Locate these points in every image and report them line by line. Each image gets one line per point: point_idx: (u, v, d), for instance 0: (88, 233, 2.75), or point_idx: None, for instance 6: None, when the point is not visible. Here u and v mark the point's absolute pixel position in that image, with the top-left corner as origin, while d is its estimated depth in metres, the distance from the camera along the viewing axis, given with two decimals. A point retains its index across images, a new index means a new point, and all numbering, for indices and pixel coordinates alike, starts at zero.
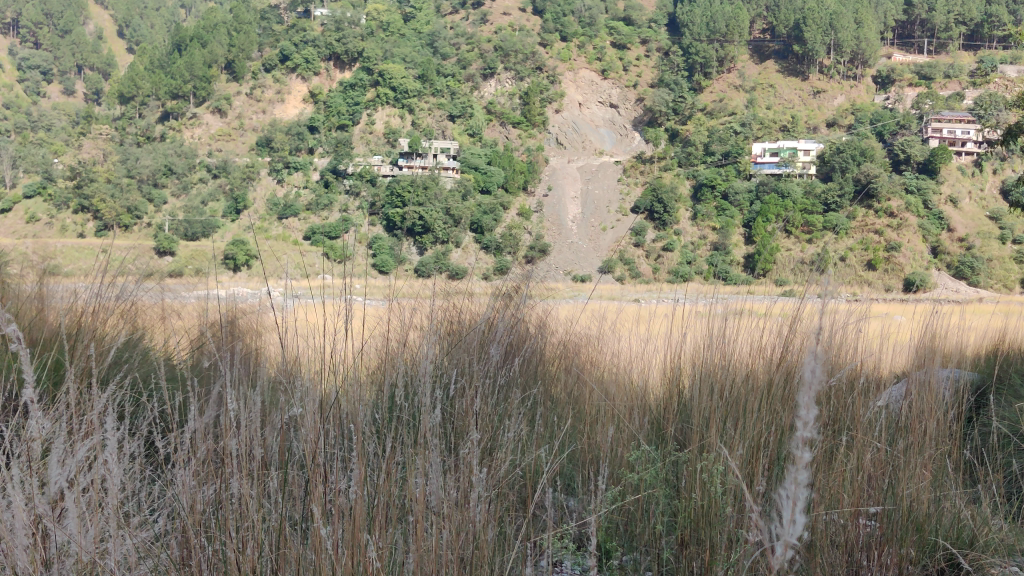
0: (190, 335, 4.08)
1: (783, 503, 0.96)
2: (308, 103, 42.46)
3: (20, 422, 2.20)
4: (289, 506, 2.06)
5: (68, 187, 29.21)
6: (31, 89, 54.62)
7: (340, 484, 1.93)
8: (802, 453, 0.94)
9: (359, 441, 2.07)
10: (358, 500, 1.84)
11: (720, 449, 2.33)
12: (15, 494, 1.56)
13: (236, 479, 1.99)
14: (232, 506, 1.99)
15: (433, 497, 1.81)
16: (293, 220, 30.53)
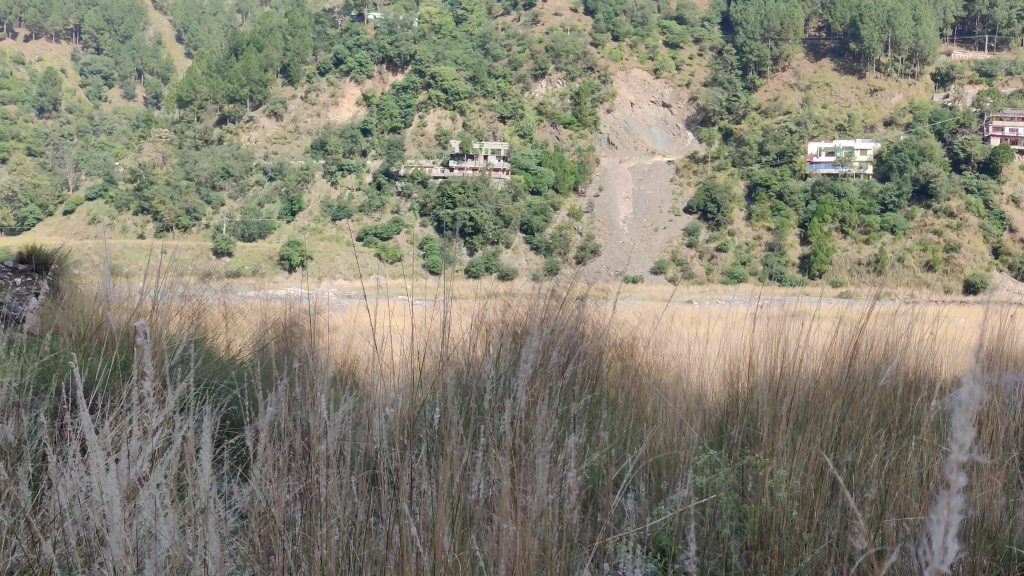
0: (250, 335, 4.16)
1: (936, 524, 1.05)
2: (361, 106, 42.86)
3: (101, 420, 2.28)
4: (364, 509, 2.09)
5: (129, 188, 30.17)
6: (93, 95, 56.53)
7: (419, 493, 1.95)
8: (958, 473, 1.01)
9: (432, 445, 2.09)
10: (434, 509, 1.86)
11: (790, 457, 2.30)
12: (114, 490, 1.62)
13: (319, 482, 2.04)
14: (313, 504, 2.03)
15: (521, 500, 1.88)
16: (347, 222, 31.11)
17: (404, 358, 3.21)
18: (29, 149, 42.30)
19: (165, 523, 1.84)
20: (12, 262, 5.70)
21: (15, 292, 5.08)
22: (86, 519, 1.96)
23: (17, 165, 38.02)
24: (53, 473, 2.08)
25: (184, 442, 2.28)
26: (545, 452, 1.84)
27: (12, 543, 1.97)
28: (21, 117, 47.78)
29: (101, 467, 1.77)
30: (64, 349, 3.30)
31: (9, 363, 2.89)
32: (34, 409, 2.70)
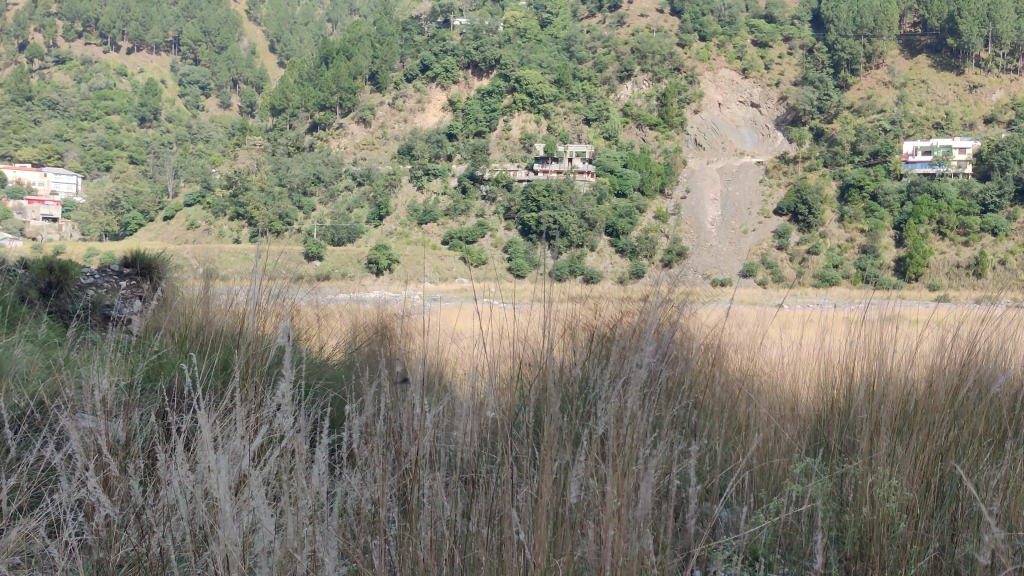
0: (344, 336, 4.26)
1: None
2: (447, 111, 43.23)
3: (208, 423, 2.37)
4: (461, 517, 2.11)
5: (225, 195, 31.29)
6: (191, 104, 58.80)
7: (521, 505, 1.95)
8: None
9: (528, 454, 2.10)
10: (533, 527, 1.88)
11: (891, 474, 2.25)
12: (223, 500, 1.68)
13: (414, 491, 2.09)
14: (414, 514, 2.06)
15: (624, 509, 1.88)
16: (432, 226, 31.60)
17: (496, 363, 3.25)
18: (132, 158, 44.22)
19: (267, 525, 1.93)
20: (118, 266, 5.98)
21: (122, 295, 5.34)
22: (195, 519, 2.05)
23: (122, 174, 39.83)
24: (166, 470, 2.19)
25: (282, 441, 2.35)
26: (643, 467, 1.83)
27: (126, 537, 2.06)
28: (124, 127, 49.89)
29: (211, 472, 1.84)
30: (167, 353, 3.45)
31: (118, 364, 3.04)
32: (142, 411, 2.83)
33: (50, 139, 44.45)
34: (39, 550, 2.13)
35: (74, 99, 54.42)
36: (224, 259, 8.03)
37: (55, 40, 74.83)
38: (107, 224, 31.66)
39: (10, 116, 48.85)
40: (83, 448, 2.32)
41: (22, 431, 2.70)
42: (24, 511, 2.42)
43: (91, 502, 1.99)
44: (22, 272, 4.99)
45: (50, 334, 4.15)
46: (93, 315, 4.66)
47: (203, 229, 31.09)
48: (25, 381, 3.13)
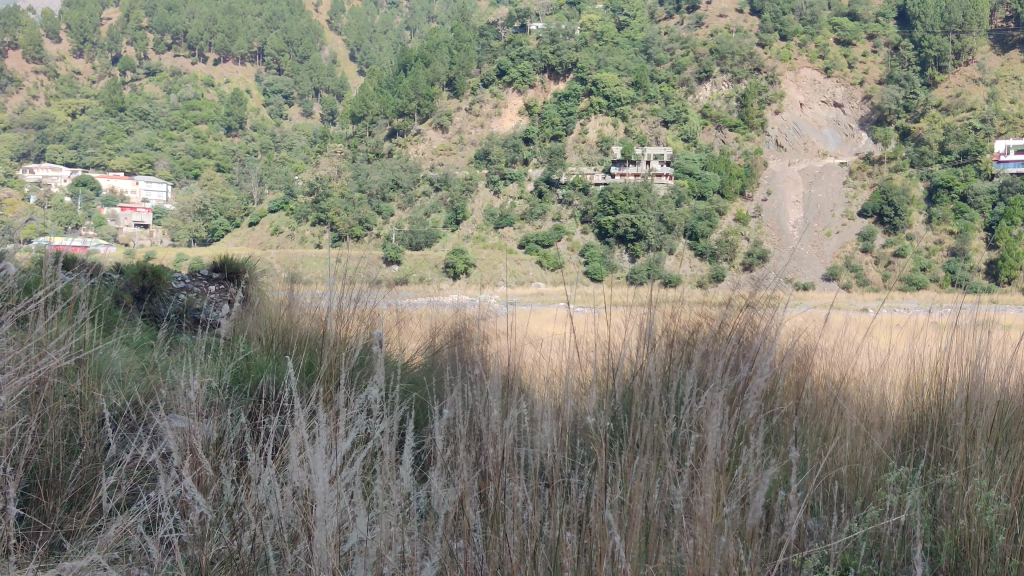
0: (423, 339, 4.31)
1: None
2: (523, 115, 43.41)
3: (296, 427, 2.43)
4: (547, 521, 2.13)
5: (308, 202, 32.11)
6: (274, 113, 60.41)
7: (608, 512, 1.97)
8: None
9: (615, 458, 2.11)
10: (621, 534, 1.89)
11: (988, 490, 2.19)
12: (320, 500, 1.73)
13: (500, 491, 2.11)
14: (501, 515, 2.08)
15: (713, 512, 1.87)
16: (509, 230, 32.24)
17: (578, 366, 3.24)
18: (219, 166, 45.64)
19: (359, 524, 1.95)
20: (207, 271, 6.21)
21: (209, 300, 5.52)
22: (287, 517, 2.09)
23: (209, 181, 41.21)
24: (257, 469, 2.24)
25: (367, 441, 2.40)
26: (733, 473, 1.81)
27: (219, 532, 2.09)
28: (212, 136, 51.49)
29: (307, 471, 1.90)
30: (254, 356, 3.55)
31: (206, 366, 3.12)
32: (232, 412, 2.92)
33: (142, 149, 46.19)
34: (138, 544, 2.19)
35: (164, 109, 56.42)
36: (312, 262, 8.25)
37: (146, 52, 77.60)
38: (196, 230, 32.83)
39: (105, 127, 50.94)
40: (177, 447, 2.39)
41: (120, 429, 2.80)
42: (123, 506, 2.51)
43: (188, 498, 2.04)
44: (118, 277, 5.22)
45: (143, 336, 4.32)
46: (184, 319, 4.85)
47: (287, 235, 32.02)
48: (122, 382, 3.25)
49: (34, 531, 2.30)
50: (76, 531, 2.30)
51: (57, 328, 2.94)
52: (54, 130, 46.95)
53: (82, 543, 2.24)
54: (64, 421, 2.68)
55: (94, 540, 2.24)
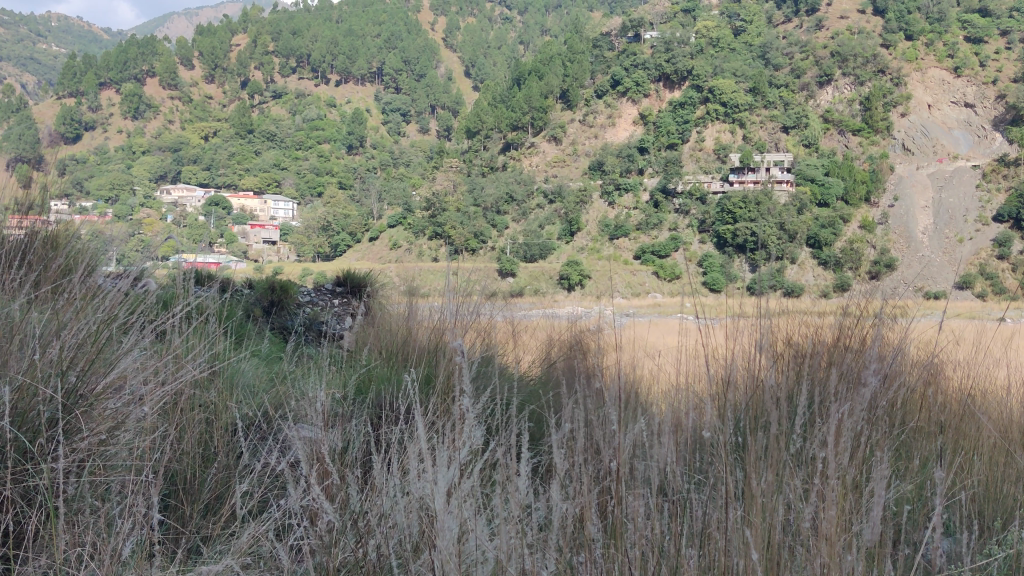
0: (539, 352, 4.34)
1: None
2: (637, 125, 43.18)
3: (408, 440, 2.49)
4: (672, 542, 2.11)
5: (425, 216, 33.06)
6: (393, 131, 62.24)
7: (742, 531, 1.94)
8: None
9: (741, 489, 2.07)
10: (750, 560, 1.87)
11: None
12: (448, 521, 1.79)
13: (620, 505, 2.12)
14: (618, 524, 2.10)
15: (841, 529, 1.82)
16: (624, 241, 32.40)
17: (697, 379, 3.20)
18: (341, 184, 47.23)
19: (481, 537, 1.97)
20: (331, 286, 6.49)
21: (334, 313, 5.79)
22: (409, 528, 2.15)
23: (332, 199, 42.72)
24: (382, 480, 2.31)
25: (477, 451, 2.44)
26: (868, 483, 1.76)
27: (345, 540, 2.15)
28: (334, 155, 53.36)
29: (431, 475, 1.94)
30: (375, 367, 3.64)
31: (332, 376, 3.23)
32: (355, 419, 3.01)
33: (269, 168, 48.21)
34: (268, 549, 2.28)
35: (290, 130, 58.75)
36: (433, 275, 8.44)
37: (272, 76, 81.02)
38: (320, 245, 34.13)
39: (236, 149, 53.39)
40: (305, 456, 2.49)
41: (252, 438, 2.93)
42: (255, 513, 2.60)
43: (316, 506, 2.11)
44: (248, 292, 5.46)
45: (271, 347, 4.55)
46: (310, 332, 5.10)
47: (405, 248, 32.94)
48: (252, 393, 3.38)
49: (174, 535, 2.40)
50: (212, 535, 2.42)
51: (192, 343, 3.07)
52: (189, 154, 49.66)
53: (218, 549, 2.33)
54: (200, 431, 2.80)
55: (228, 546, 2.32)
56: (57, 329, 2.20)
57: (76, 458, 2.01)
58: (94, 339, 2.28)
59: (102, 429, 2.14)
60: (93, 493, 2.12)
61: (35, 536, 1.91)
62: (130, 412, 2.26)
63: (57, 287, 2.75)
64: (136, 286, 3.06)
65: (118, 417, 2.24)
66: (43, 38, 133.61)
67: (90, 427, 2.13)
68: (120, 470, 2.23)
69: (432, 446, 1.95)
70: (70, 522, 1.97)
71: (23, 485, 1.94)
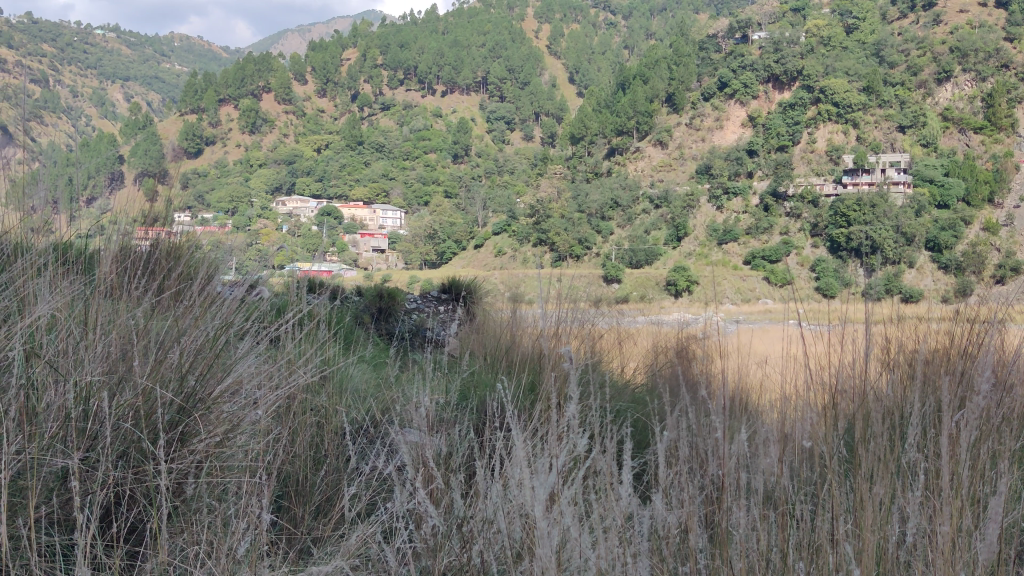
0: (645, 359, 4.29)
1: None
2: (745, 128, 42.60)
3: (502, 447, 2.51)
4: (768, 550, 2.07)
5: (530, 222, 33.47)
6: (498, 138, 63.14)
7: (856, 545, 1.87)
8: None
9: (857, 501, 2.01)
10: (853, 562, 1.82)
11: None
12: (544, 518, 1.78)
13: (721, 517, 2.08)
14: (714, 526, 2.07)
15: (957, 534, 1.74)
16: (733, 245, 31.97)
17: (806, 390, 3.11)
18: (447, 193, 48.21)
19: (583, 542, 1.98)
20: (436, 293, 6.69)
21: (439, 319, 5.92)
22: (511, 534, 2.17)
23: (438, 208, 43.70)
24: (485, 484, 2.33)
25: (575, 456, 2.43)
26: (986, 485, 1.69)
27: (449, 544, 2.18)
28: (440, 164, 54.45)
29: (530, 482, 1.94)
30: (478, 374, 3.69)
31: (435, 384, 3.28)
32: (460, 426, 3.06)
33: (379, 178, 49.56)
34: (376, 553, 2.31)
35: (398, 140, 60.25)
36: (538, 282, 8.54)
37: (381, 89, 83.50)
38: (427, 252, 34.94)
39: (347, 160, 55.14)
40: (412, 460, 2.55)
41: (359, 442, 3.01)
42: (363, 515, 2.65)
43: (421, 509, 2.15)
44: (358, 299, 5.63)
45: (377, 353, 4.69)
46: (414, 338, 5.24)
47: (510, 255, 33.54)
48: (360, 398, 3.48)
49: (288, 535, 2.48)
50: (322, 537, 2.47)
51: (304, 347, 3.18)
52: (302, 166, 51.53)
53: (328, 549, 2.40)
54: (312, 434, 2.91)
55: (338, 547, 2.38)
56: (176, 338, 2.31)
57: (194, 461, 2.11)
58: (211, 345, 2.39)
59: (221, 432, 2.23)
60: (211, 493, 2.20)
61: (157, 536, 1.99)
62: (245, 415, 2.36)
63: (177, 294, 2.90)
64: (251, 295, 3.18)
65: (234, 419, 2.34)
66: (167, 58, 140.71)
67: (207, 430, 2.21)
68: (236, 471, 2.32)
69: (532, 452, 1.96)
70: (188, 522, 2.05)
71: (147, 488, 2.03)
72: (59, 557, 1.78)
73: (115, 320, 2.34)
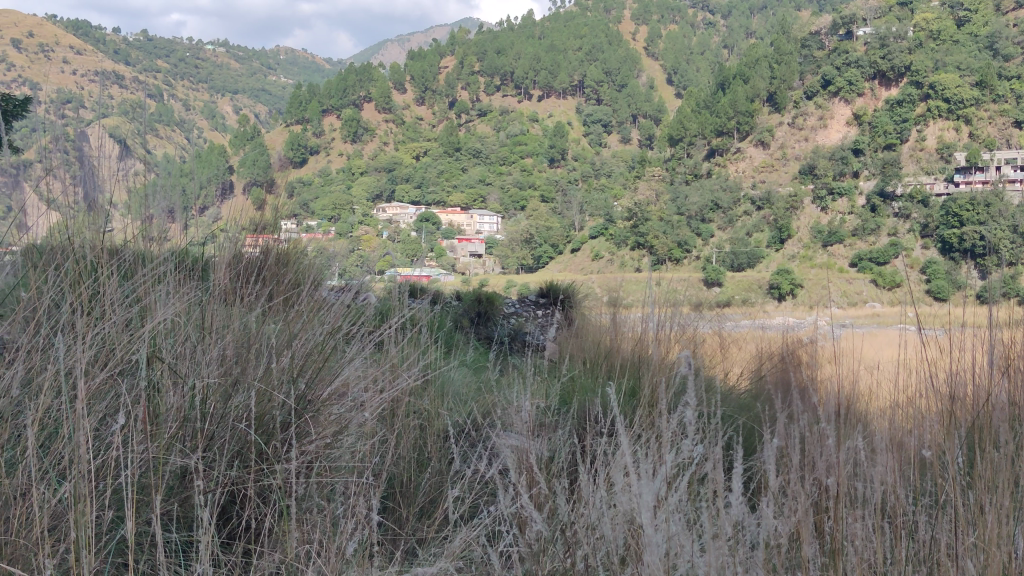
0: (750, 364, 4.20)
1: None
2: (851, 126, 41.63)
3: (603, 451, 2.49)
4: (887, 559, 1.98)
5: (628, 227, 33.51)
6: (595, 141, 63.28)
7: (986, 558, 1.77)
8: None
9: (990, 518, 1.90)
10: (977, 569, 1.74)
11: None
12: (653, 520, 1.75)
13: (836, 530, 2.02)
14: (831, 538, 1.99)
15: None
16: (839, 247, 31.21)
17: (920, 396, 2.99)
18: (544, 197, 48.56)
19: (690, 547, 1.94)
20: (535, 297, 6.72)
21: (538, 323, 5.96)
22: (617, 539, 2.11)
23: (535, 212, 44.00)
24: (588, 488, 2.30)
25: (676, 459, 2.38)
26: None
27: (554, 549, 2.16)
28: (537, 168, 54.92)
29: (632, 488, 1.90)
30: (579, 377, 3.67)
31: (537, 389, 3.27)
32: (562, 430, 3.04)
33: (476, 184, 50.13)
34: (481, 555, 2.32)
35: (495, 146, 61.00)
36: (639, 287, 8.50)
37: (477, 95, 84.39)
38: (524, 257, 35.30)
39: (446, 166, 56.13)
40: (515, 464, 2.55)
41: (462, 444, 3.03)
42: (466, 518, 2.67)
43: (525, 514, 2.14)
44: (458, 304, 5.70)
45: (477, 356, 4.74)
46: (513, 342, 5.30)
47: (607, 259, 33.47)
48: (462, 402, 3.50)
49: (393, 535, 2.51)
50: (427, 538, 2.49)
51: (407, 351, 3.23)
52: (402, 173, 52.70)
53: (433, 551, 2.41)
54: (416, 435, 2.95)
55: (442, 549, 2.40)
56: (287, 342, 2.37)
57: (304, 460, 2.14)
58: (320, 349, 2.45)
59: (329, 433, 2.27)
60: (322, 492, 2.25)
61: (270, 533, 2.03)
62: (353, 417, 2.41)
63: (289, 300, 2.99)
64: (357, 299, 3.25)
65: (342, 420, 2.39)
66: (271, 70, 145.83)
67: (318, 432, 2.26)
68: (345, 471, 2.35)
69: (638, 455, 1.92)
70: (300, 520, 2.09)
71: (263, 485, 2.09)
72: (176, 549, 1.82)
73: (229, 326, 2.42)
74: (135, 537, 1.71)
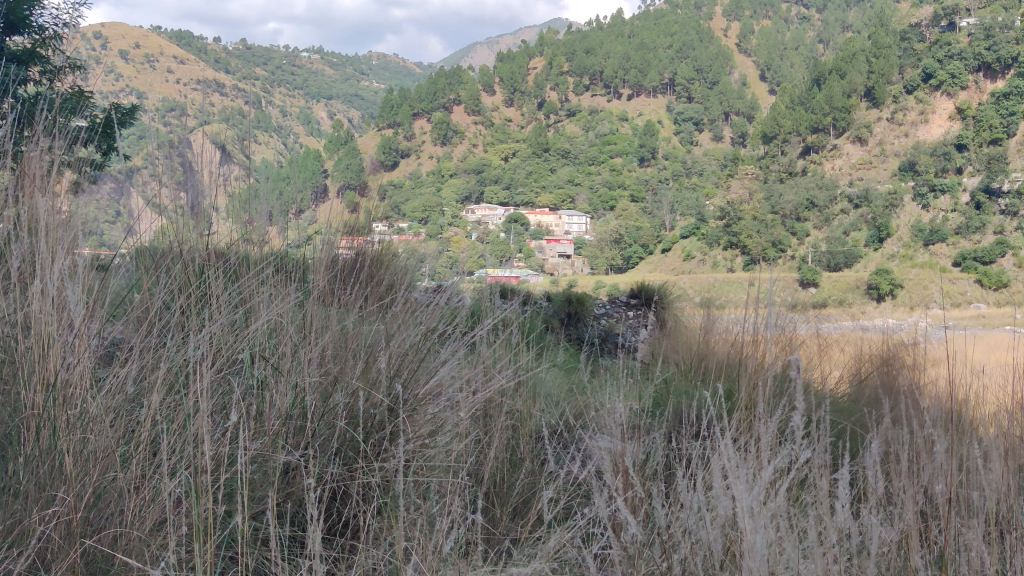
0: (849, 367, 4.10)
1: None
2: (953, 120, 40.32)
3: (698, 450, 2.44)
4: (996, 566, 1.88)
5: (721, 226, 33.26)
6: (686, 140, 62.84)
7: None
8: None
9: None
10: None
11: None
12: (754, 518, 1.68)
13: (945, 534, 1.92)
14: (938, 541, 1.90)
15: None
16: (941, 246, 30.20)
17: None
18: (634, 197, 48.50)
19: (795, 553, 1.85)
20: (626, 298, 6.68)
21: (628, 324, 5.93)
22: (715, 541, 2.04)
23: (624, 212, 43.93)
24: (686, 493, 2.24)
25: (771, 459, 2.30)
26: None
27: (651, 552, 2.12)
28: (627, 168, 54.81)
29: (730, 480, 1.84)
30: (672, 380, 3.64)
31: (630, 390, 3.25)
32: (655, 434, 2.99)
33: (565, 184, 50.33)
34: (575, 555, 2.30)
35: (584, 146, 61.15)
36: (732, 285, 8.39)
37: (566, 96, 84.59)
38: (613, 257, 35.28)
39: (535, 167, 56.60)
40: (610, 465, 2.53)
41: (555, 445, 3.04)
42: (558, 518, 2.66)
43: (623, 515, 2.09)
44: (547, 305, 5.70)
45: (566, 356, 4.76)
46: (602, 342, 5.28)
47: (699, 259, 33.37)
48: (553, 402, 3.51)
49: (487, 534, 2.50)
50: (519, 537, 2.49)
51: (499, 352, 3.24)
52: (492, 175, 53.31)
53: (526, 551, 2.40)
54: (508, 436, 2.95)
55: (535, 549, 2.38)
56: (384, 343, 2.40)
57: (398, 457, 2.15)
58: (415, 348, 2.48)
59: (424, 431, 2.29)
60: (419, 490, 2.27)
61: (368, 529, 2.06)
62: (448, 415, 2.44)
63: (384, 300, 3.04)
64: (450, 301, 3.29)
65: (437, 421, 2.41)
66: (365, 76, 148.98)
67: (414, 429, 2.28)
68: (440, 470, 2.36)
69: (733, 453, 1.86)
70: (394, 514, 2.10)
71: (361, 484, 2.11)
72: (267, 540, 1.83)
73: (326, 326, 2.46)
74: (231, 530, 1.72)
